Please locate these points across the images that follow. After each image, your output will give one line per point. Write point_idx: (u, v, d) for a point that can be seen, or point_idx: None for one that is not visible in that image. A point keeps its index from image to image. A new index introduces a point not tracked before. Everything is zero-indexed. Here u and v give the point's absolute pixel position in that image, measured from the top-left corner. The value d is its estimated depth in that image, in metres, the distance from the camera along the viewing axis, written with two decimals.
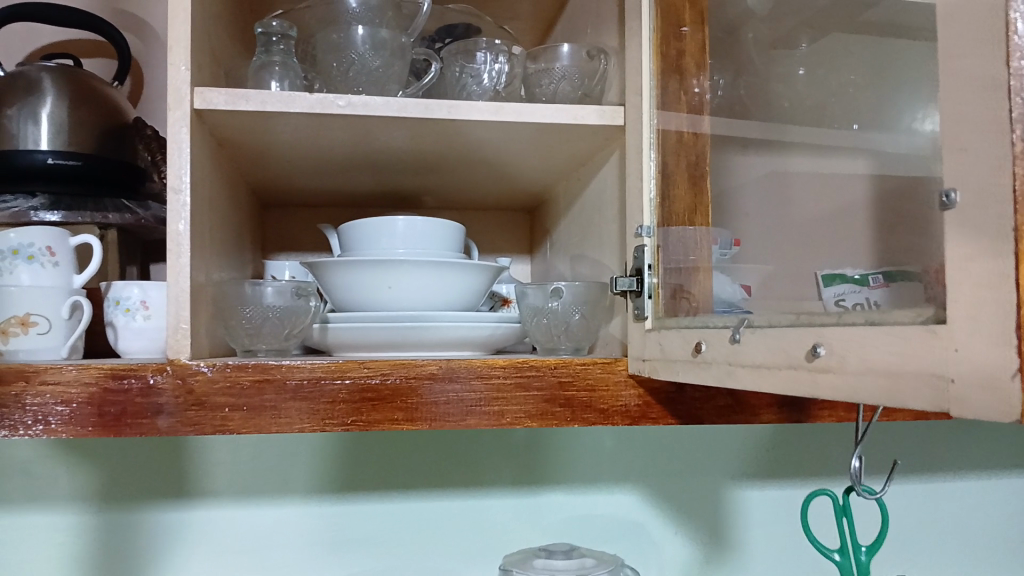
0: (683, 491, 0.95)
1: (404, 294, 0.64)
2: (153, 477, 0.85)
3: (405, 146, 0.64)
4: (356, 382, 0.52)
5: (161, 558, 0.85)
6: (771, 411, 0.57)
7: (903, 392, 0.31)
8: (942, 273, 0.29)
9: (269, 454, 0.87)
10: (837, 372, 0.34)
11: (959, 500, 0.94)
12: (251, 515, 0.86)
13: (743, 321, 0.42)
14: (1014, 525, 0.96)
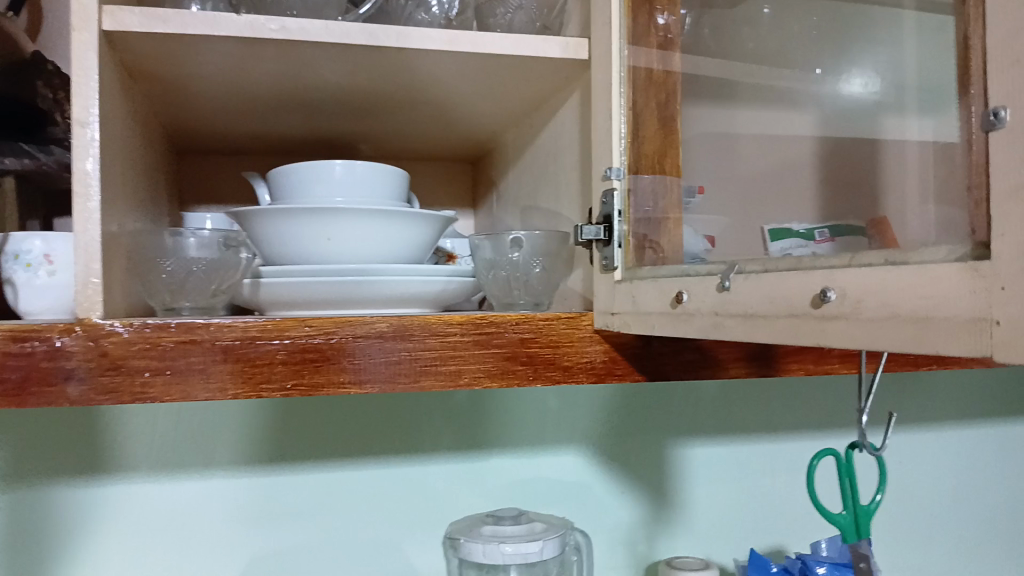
0: (629, 451, 0.93)
1: (343, 247, 0.59)
2: (65, 452, 0.78)
3: (343, 80, 0.58)
4: (296, 342, 0.46)
5: (76, 539, 0.78)
6: (740, 366, 0.54)
7: (933, 338, 0.28)
8: (987, 200, 0.26)
9: (194, 424, 0.81)
10: (851, 320, 0.31)
11: (900, 453, 0.95)
12: (174, 489, 0.81)
13: (733, 267, 0.39)
14: (949, 476, 0.97)
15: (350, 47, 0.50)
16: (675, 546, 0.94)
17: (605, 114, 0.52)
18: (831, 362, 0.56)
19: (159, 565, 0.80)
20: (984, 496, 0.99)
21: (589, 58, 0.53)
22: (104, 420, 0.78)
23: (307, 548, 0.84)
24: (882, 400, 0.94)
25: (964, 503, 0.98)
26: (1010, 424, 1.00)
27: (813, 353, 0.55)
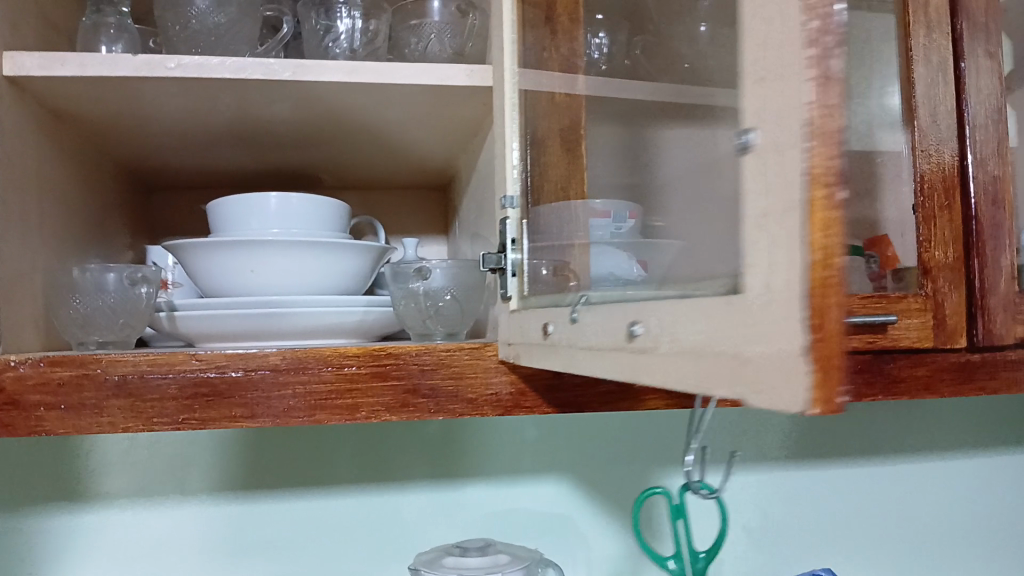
0: (612, 482, 0.91)
1: (269, 278, 0.59)
2: (42, 481, 0.80)
3: (264, 115, 0.58)
4: (188, 376, 0.47)
5: (51, 565, 0.80)
6: (658, 396, 0.52)
7: (706, 376, 0.26)
8: (736, 227, 0.25)
9: (166, 453, 0.83)
10: (653, 354, 0.29)
11: (874, 484, 0.95)
12: (147, 517, 0.82)
13: (587, 300, 0.37)
14: (927, 511, 0.97)
15: (248, 82, 0.50)
16: None
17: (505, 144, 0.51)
18: None
19: None
20: (964, 530, 0.99)
21: (492, 83, 0.52)
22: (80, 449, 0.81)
23: None
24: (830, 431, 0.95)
25: (942, 537, 0.98)
26: (989, 453, 1.01)
27: None
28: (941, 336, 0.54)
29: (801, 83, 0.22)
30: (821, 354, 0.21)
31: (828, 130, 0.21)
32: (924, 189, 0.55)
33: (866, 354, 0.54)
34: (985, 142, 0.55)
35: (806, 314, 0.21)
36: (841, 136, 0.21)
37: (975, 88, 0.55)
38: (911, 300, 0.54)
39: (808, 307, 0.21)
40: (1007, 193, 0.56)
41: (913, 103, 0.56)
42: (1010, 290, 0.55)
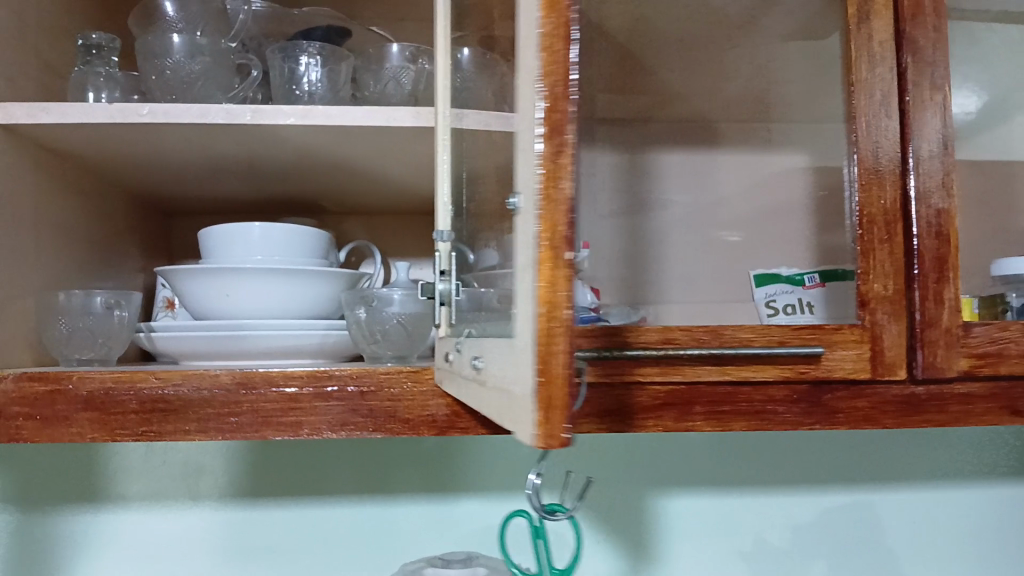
0: (605, 500, 0.91)
1: (245, 303, 0.64)
2: (69, 482, 0.88)
3: (242, 148, 0.64)
4: (148, 394, 0.52)
5: (73, 560, 0.87)
6: (591, 422, 0.54)
7: (500, 410, 0.28)
8: (513, 272, 0.28)
9: (179, 460, 0.89)
10: (482, 386, 0.32)
11: (871, 508, 0.96)
12: (161, 519, 0.88)
13: (472, 333, 0.40)
14: (929, 539, 0.96)
15: (213, 125, 0.55)
16: None
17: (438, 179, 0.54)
18: (693, 420, 0.54)
19: None
20: (972, 561, 0.97)
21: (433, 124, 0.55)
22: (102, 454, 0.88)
23: None
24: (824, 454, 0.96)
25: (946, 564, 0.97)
26: (1000, 484, 0.98)
27: (672, 411, 0.54)
28: (879, 368, 0.55)
29: (533, 150, 0.24)
30: (545, 398, 0.24)
31: (558, 197, 0.24)
32: (863, 223, 0.56)
33: (801, 386, 0.55)
34: (928, 177, 0.56)
35: (535, 362, 0.24)
36: (568, 204, 0.24)
37: (921, 123, 0.56)
38: (847, 332, 0.55)
39: (535, 356, 0.24)
40: (952, 226, 0.56)
41: (856, 140, 0.57)
42: (951, 323, 0.55)
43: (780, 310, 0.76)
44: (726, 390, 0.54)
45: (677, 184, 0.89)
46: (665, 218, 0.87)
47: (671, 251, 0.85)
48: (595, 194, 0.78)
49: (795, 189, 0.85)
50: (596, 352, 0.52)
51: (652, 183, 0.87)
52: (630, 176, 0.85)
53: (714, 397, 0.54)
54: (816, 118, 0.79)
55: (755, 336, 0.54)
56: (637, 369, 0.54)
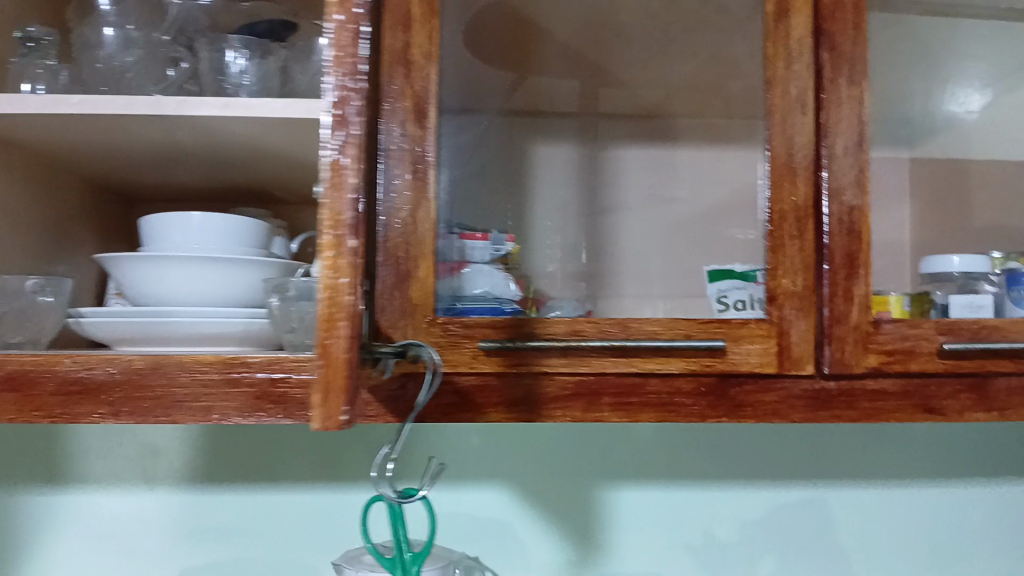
0: (554, 490, 0.91)
1: (175, 289, 0.65)
2: (32, 462, 0.90)
3: (172, 139, 0.65)
4: (65, 376, 0.53)
5: (34, 537, 0.89)
6: (500, 411, 0.55)
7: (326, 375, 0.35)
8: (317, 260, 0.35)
9: (136, 443, 0.91)
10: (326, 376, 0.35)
11: (832, 503, 0.94)
12: (118, 500, 0.90)
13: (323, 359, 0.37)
14: (893, 537, 0.94)
15: (137, 115, 0.57)
16: None
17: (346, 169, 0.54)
18: (601, 411, 0.55)
19: (102, 567, 0.90)
20: (936, 561, 0.95)
21: None
22: (64, 435, 0.90)
23: (234, 564, 0.91)
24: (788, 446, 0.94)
25: (909, 564, 0.94)
26: (967, 484, 0.96)
27: (580, 402, 0.55)
28: (786, 363, 0.56)
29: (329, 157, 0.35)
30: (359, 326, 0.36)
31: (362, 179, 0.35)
32: (774, 218, 0.56)
33: (709, 378, 0.56)
34: (842, 174, 0.56)
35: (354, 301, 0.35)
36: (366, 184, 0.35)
37: (836, 120, 0.56)
38: (753, 327, 0.56)
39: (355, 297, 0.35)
40: (864, 224, 0.57)
41: (769, 136, 0.57)
42: (859, 319, 0.56)
43: (730, 305, 0.68)
44: (634, 381, 0.55)
45: (641, 186, 0.85)
46: (629, 219, 0.84)
47: (631, 251, 0.81)
48: (542, 194, 0.78)
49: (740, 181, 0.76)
50: (500, 342, 0.54)
51: (611, 182, 0.85)
52: (585, 176, 0.82)
53: (621, 388, 0.55)
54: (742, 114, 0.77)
55: (662, 329, 0.56)
56: (544, 360, 0.55)
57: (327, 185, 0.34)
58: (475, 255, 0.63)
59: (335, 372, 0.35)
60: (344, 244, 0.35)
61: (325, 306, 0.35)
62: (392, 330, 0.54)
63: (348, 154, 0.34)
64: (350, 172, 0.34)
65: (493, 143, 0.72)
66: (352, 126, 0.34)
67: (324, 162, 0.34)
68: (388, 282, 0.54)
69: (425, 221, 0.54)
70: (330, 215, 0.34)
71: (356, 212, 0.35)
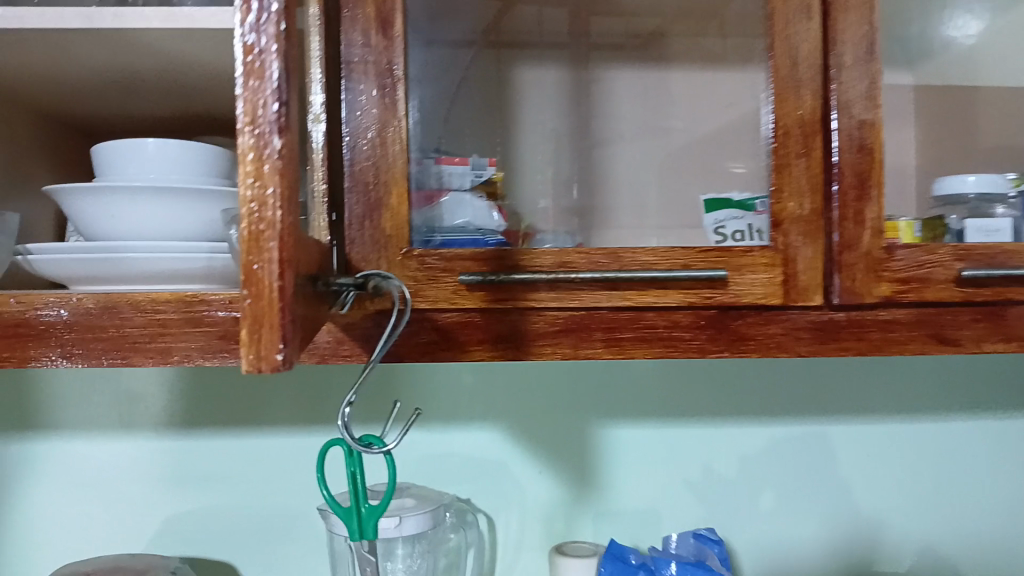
0: (547, 430, 0.88)
1: (132, 223, 0.60)
2: (1, 411, 0.86)
3: (117, 63, 0.58)
4: (9, 318, 0.49)
5: (7, 488, 0.86)
6: (484, 349, 0.51)
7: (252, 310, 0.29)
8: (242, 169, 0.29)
9: (109, 390, 0.87)
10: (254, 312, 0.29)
11: (832, 438, 0.91)
12: (93, 448, 0.87)
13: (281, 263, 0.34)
14: (893, 471, 0.92)
15: (72, 31, 0.51)
16: (595, 530, 0.89)
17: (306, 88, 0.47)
18: (593, 348, 0.51)
19: (80, 516, 0.87)
20: (937, 494, 0.93)
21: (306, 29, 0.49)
22: (34, 382, 0.86)
23: (217, 510, 0.88)
24: (787, 381, 0.90)
25: (910, 498, 0.92)
26: (971, 416, 0.93)
27: (570, 338, 0.51)
28: (791, 293, 0.51)
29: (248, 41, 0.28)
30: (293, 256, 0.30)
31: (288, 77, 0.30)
32: (778, 135, 0.51)
33: (708, 311, 0.52)
34: (851, 86, 0.51)
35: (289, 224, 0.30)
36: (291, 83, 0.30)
37: (844, 25, 0.51)
38: (756, 256, 0.51)
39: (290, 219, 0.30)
40: (876, 140, 0.52)
41: (771, 44, 0.52)
42: (872, 246, 0.52)
43: (728, 237, 0.63)
44: (627, 315, 0.51)
45: (634, 117, 0.79)
46: (621, 150, 0.78)
47: (622, 185, 0.76)
48: (530, 123, 0.74)
49: (744, 103, 0.69)
50: (482, 276, 0.49)
51: (602, 111, 0.78)
52: (576, 103, 0.78)
53: (614, 323, 0.51)
54: (737, 28, 0.70)
55: (660, 260, 0.51)
56: (530, 295, 0.50)
57: (243, 76, 0.28)
58: (452, 182, 0.59)
59: (265, 302, 0.29)
60: (267, 148, 0.29)
61: (248, 224, 0.28)
62: (363, 264, 0.49)
63: (267, 38, 0.29)
64: (273, 60, 0.29)
65: (476, 72, 0.68)
66: (267, 1, 0.29)
67: (238, 48, 0.28)
68: (356, 212, 0.49)
69: (395, 143, 0.49)
70: (247, 111, 0.29)
71: (280, 107, 0.29)
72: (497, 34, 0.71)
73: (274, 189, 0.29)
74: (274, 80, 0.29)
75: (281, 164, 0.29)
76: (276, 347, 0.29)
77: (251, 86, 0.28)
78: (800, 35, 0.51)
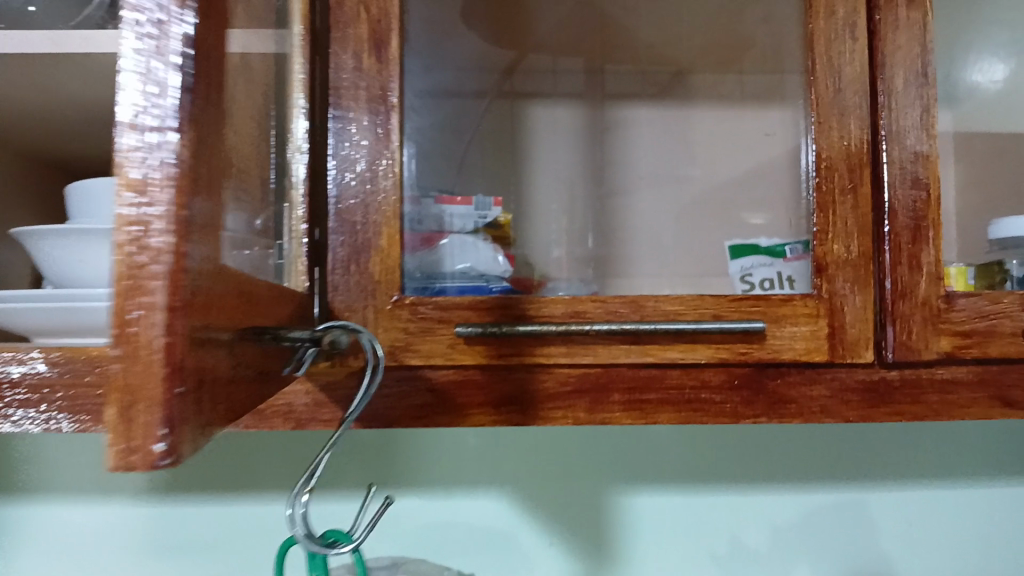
0: (560, 497, 0.81)
1: (100, 270, 0.54)
2: None
3: (92, 94, 0.53)
4: None
5: None
6: (485, 413, 0.45)
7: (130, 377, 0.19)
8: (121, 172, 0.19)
9: None
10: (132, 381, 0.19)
11: (874, 508, 0.83)
12: None
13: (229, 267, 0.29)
14: (942, 545, 0.83)
15: (37, 57, 0.46)
16: None
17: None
18: (611, 412, 0.45)
19: None
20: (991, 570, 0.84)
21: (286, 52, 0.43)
22: None
23: None
24: (822, 445, 0.83)
25: None
26: None
27: (584, 401, 0.45)
28: (839, 349, 0.45)
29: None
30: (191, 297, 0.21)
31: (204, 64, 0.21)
32: (821, 169, 0.45)
33: (742, 370, 0.45)
34: (903, 114, 0.45)
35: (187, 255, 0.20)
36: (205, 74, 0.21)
37: (893, 48, 0.45)
38: (797, 305, 0.44)
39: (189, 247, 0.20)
40: (934, 174, 0.45)
41: (811, 68, 0.46)
42: (928, 294, 0.45)
43: (756, 285, 0.56)
44: (649, 374, 0.45)
45: (649, 161, 0.72)
46: (637, 195, 0.70)
47: (641, 233, 0.68)
48: (540, 166, 0.67)
49: (778, 147, 0.62)
50: (482, 328, 0.43)
51: (615, 159, 0.71)
52: (590, 144, 0.71)
53: (634, 383, 0.45)
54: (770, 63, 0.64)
55: (687, 309, 0.44)
56: (538, 350, 0.44)
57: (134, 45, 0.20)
58: (455, 225, 0.53)
59: (140, 365, 0.19)
60: (158, 148, 0.20)
61: (122, 249, 0.19)
62: (347, 314, 0.43)
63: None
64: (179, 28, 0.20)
65: (488, 121, 0.63)
66: None
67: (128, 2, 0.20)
68: (340, 254, 0.43)
69: (387, 177, 0.43)
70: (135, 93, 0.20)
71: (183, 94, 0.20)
72: (504, 65, 0.66)
73: (164, 204, 0.19)
74: (175, 58, 0.20)
75: (180, 171, 0.20)
76: (153, 427, 0.19)
77: (144, 63, 0.20)
78: (844, 58, 0.45)
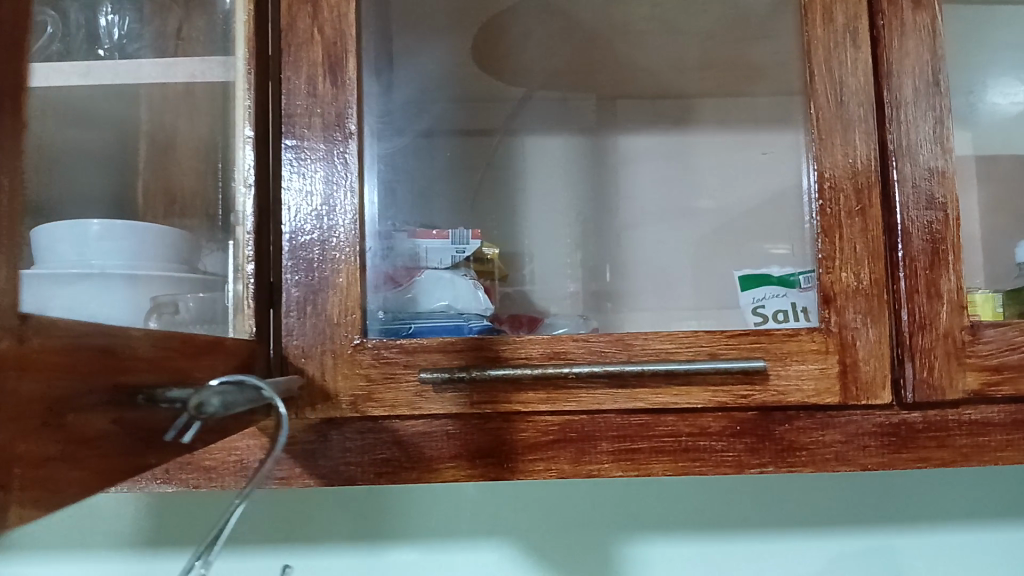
0: (566, 548, 0.76)
1: None
2: None
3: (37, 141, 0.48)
4: None
5: None
6: (459, 466, 0.40)
7: None
8: None
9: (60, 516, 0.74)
10: None
11: (909, 555, 0.76)
12: None
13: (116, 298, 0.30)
14: None
15: None
16: None
17: (232, 149, 0.39)
18: (598, 464, 0.41)
19: None
20: None
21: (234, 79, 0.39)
22: None
23: None
24: (850, 487, 0.77)
25: None
26: None
27: (568, 452, 0.40)
28: (852, 389, 0.40)
29: None
30: None
31: None
32: (824, 190, 0.41)
33: (745, 414, 0.41)
34: (913, 127, 0.41)
35: None
36: None
37: (900, 56, 0.41)
38: (804, 341, 0.40)
39: None
40: (951, 192, 0.41)
41: (811, 79, 0.42)
42: (950, 325, 0.40)
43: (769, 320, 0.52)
44: (641, 421, 0.41)
45: (653, 199, 0.62)
46: (643, 235, 0.61)
47: (649, 275, 0.58)
48: (528, 209, 0.59)
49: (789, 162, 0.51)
50: (449, 373, 0.39)
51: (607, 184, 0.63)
52: (587, 184, 0.62)
53: (624, 431, 0.41)
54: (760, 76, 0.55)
55: (680, 347, 0.40)
56: (515, 396, 0.40)
57: None
58: (432, 260, 0.49)
59: None
60: None
61: None
62: (303, 360, 0.39)
63: None
64: None
65: (462, 156, 0.56)
66: None
67: None
68: (295, 295, 0.39)
69: (346, 211, 0.40)
70: None
71: None
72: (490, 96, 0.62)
73: None
74: None
75: None
76: None
77: None
78: (845, 70, 0.41)
